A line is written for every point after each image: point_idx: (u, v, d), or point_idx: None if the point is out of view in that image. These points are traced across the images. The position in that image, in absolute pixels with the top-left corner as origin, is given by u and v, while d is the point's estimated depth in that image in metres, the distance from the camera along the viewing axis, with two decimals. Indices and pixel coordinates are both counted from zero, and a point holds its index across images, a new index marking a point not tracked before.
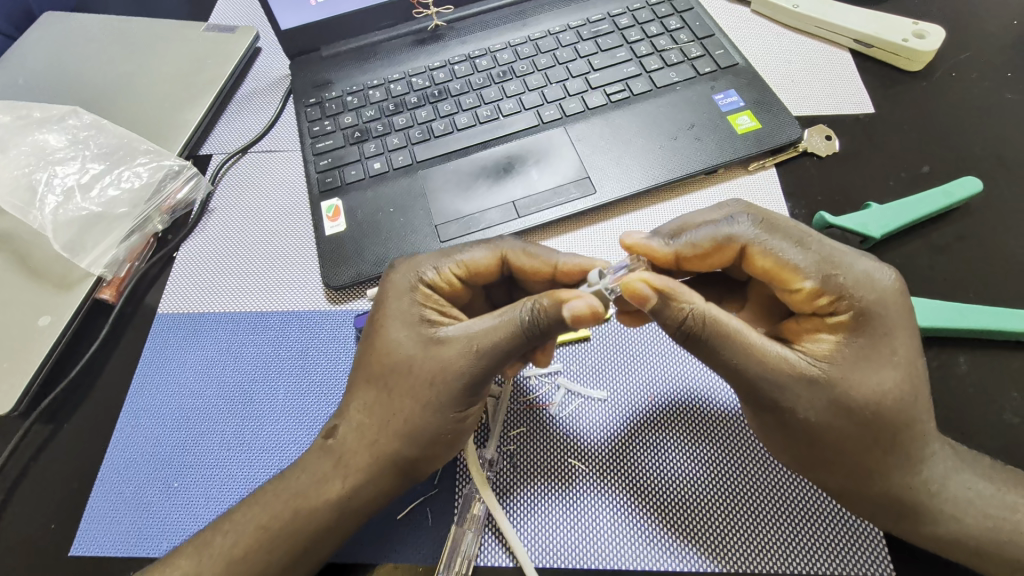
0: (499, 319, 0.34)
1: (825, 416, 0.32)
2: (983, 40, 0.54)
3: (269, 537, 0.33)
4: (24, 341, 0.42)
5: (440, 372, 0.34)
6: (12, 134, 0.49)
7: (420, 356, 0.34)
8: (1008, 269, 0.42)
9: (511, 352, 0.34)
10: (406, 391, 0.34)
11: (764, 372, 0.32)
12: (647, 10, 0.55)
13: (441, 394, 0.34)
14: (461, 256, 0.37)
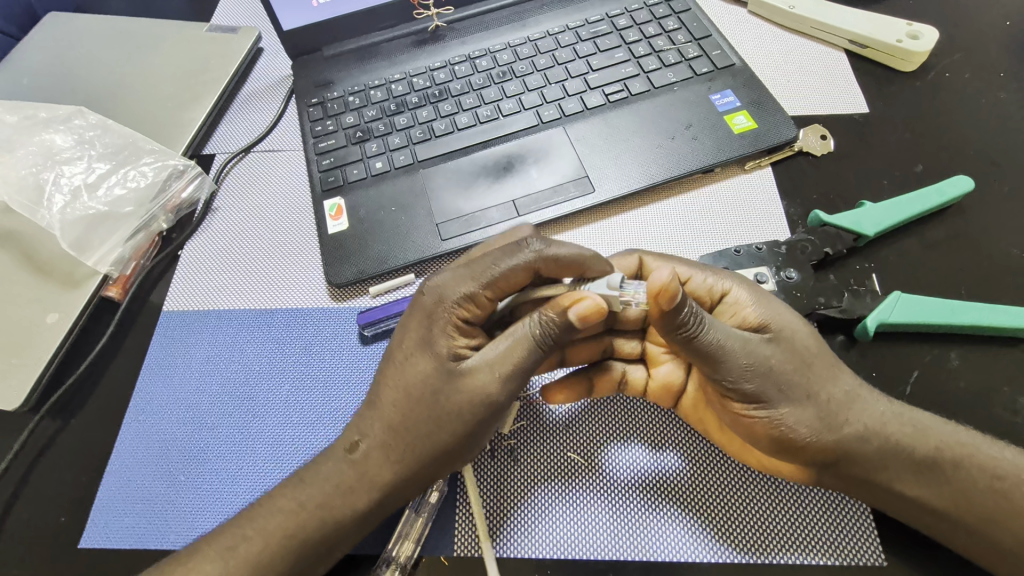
0: (536, 344, 0.34)
1: (788, 358, 0.34)
2: (976, 40, 0.54)
3: (272, 529, 0.33)
4: (34, 339, 0.43)
5: (473, 404, 0.34)
6: (20, 134, 0.50)
7: (450, 393, 0.34)
8: (998, 265, 0.43)
9: (533, 366, 0.35)
10: (437, 423, 0.34)
11: (735, 338, 0.33)
12: (645, 11, 0.56)
13: (463, 421, 0.34)
14: (492, 279, 0.35)
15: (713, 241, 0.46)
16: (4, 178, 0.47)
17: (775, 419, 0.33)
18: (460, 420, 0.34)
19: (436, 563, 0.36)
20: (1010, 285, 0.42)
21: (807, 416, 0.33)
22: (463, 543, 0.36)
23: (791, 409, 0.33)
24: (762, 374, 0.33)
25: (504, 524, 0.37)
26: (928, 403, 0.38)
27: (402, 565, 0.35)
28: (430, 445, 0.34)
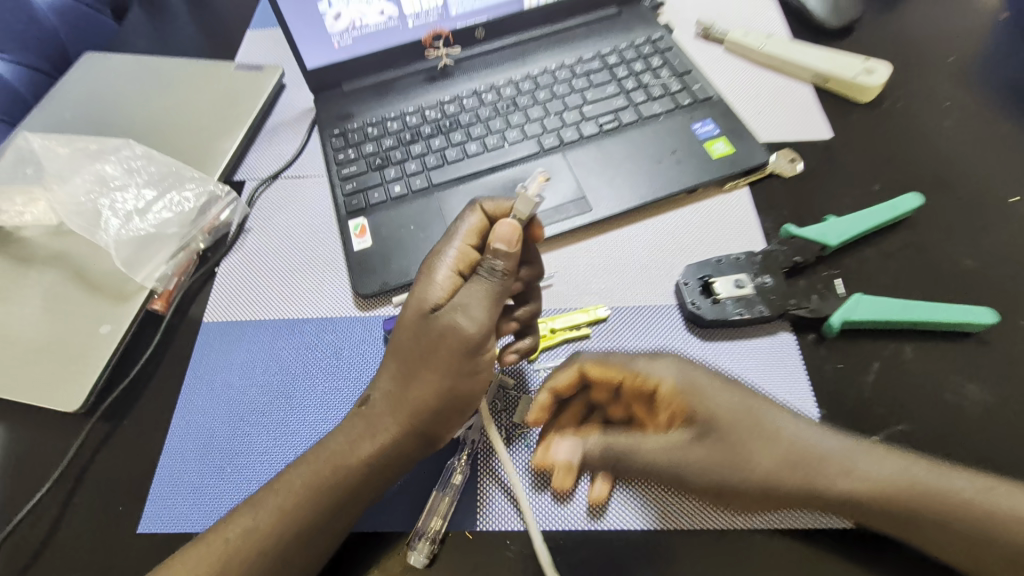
0: (493, 285, 0.37)
1: (744, 416, 0.38)
2: (924, 75, 0.62)
3: (313, 502, 0.37)
4: (89, 348, 0.48)
5: (459, 342, 0.37)
6: (72, 166, 0.54)
7: (437, 338, 0.37)
8: (951, 267, 0.48)
9: (499, 297, 0.38)
10: (433, 367, 0.37)
11: (700, 400, 0.39)
12: (633, 50, 0.62)
13: (453, 357, 0.37)
14: (461, 229, 0.40)
15: (699, 251, 0.52)
16: (60, 204, 0.52)
17: (752, 471, 0.37)
18: (450, 359, 0.37)
19: (461, 537, 0.40)
20: (965, 284, 0.47)
21: (761, 461, 0.37)
22: (484, 519, 0.41)
23: (763, 460, 0.37)
24: (726, 430, 0.38)
25: (518, 502, 0.42)
26: (890, 390, 0.43)
27: (432, 538, 0.39)
28: (421, 397, 0.38)
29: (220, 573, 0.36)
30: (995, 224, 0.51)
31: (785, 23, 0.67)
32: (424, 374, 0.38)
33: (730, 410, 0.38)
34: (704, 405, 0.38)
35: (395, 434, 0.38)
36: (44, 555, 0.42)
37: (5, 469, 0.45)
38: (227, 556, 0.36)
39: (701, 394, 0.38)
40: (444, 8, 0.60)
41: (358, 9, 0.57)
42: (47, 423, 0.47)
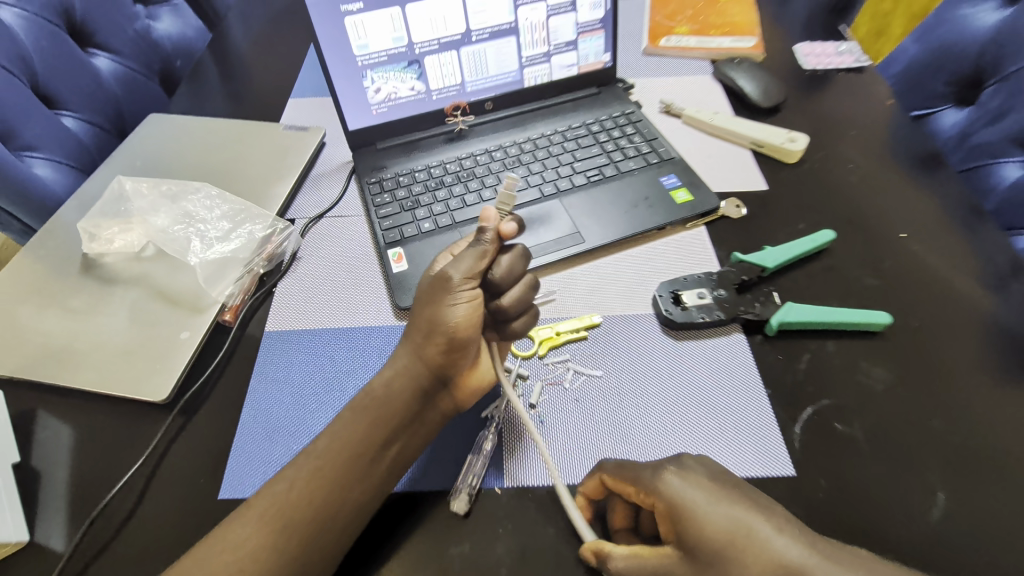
0: (473, 252, 0.50)
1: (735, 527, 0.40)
2: (835, 143, 0.79)
3: (349, 439, 0.48)
4: (173, 350, 0.57)
5: (439, 292, 0.49)
6: (162, 203, 0.67)
7: (429, 292, 0.50)
8: (860, 285, 0.63)
9: (477, 264, 0.50)
10: (425, 314, 0.50)
11: (692, 509, 0.41)
12: (611, 121, 0.79)
13: (436, 306, 0.49)
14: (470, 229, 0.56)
15: (669, 271, 0.65)
16: (153, 234, 0.65)
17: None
18: (435, 308, 0.49)
19: (491, 492, 0.50)
20: (870, 296, 0.62)
21: (749, 570, 0.38)
22: (508, 478, 0.51)
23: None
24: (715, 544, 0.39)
25: (534, 464, 0.51)
26: (817, 374, 0.56)
27: (469, 492, 0.49)
28: (424, 347, 0.50)
29: (280, 499, 0.45)
30: (891, 252, 0.66)
31: (728, 103, 0.85)
32: (423, 325, 0.50)
33: (717, 520, 0.40)
34: (693, 522, 0.40)
35: (406, 380, 0.50)
36: (133, 521, 0.50)
37: (97, 453, 0.54)
38: (298, 495, 0.45)
39: (692, 513, 0.40)
40: (461, 85, 0.77)
41: (393, 85, 0.73)
42: (132, 415, 0.56)
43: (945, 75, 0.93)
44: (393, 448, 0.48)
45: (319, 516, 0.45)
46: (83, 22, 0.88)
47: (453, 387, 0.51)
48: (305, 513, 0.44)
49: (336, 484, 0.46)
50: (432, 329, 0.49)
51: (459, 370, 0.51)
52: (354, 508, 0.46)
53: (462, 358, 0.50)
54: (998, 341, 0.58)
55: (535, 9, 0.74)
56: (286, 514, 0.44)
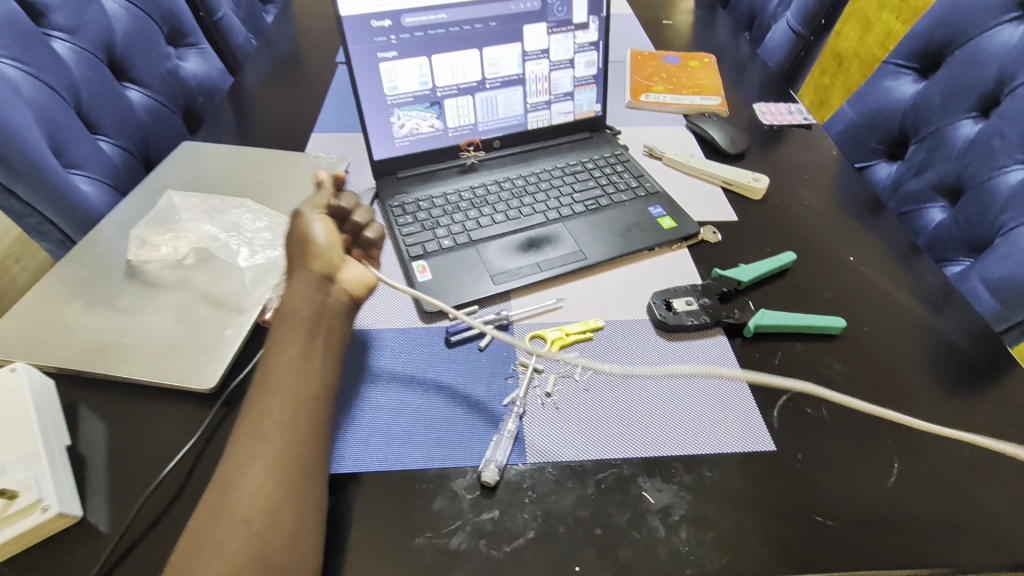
0: (318, 196, 0.63)
1: None
2: (792, 184, 0.93)
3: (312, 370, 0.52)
4: (219, 345, 0.63)
5: (300, 216, 0.60)
6: (208, 215, 0.74)
7: (297, 218, 0.60)
8: (819, 297, 0.74)
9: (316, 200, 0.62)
10: (295, 233, 0.58)
11: None
12: (603, 161, 0.91)
13: (296, 227, 0.59)
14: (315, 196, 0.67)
15: (660, 284, 0.75)
16: (198, 243, 0.71)
17: None
18: (308, 223, 0.59)
19: (516, 466, 0.56)
20: (828, 307, 0.73)
21: None
22: (529, 454, 0.57)
23: None
24: None
25: (551, 442, 0.58)
26: (789, 369, 0.66)
27: (498, 465, 0.55)
28: (304, 260, 0.56)
29: (268, 433, 0.48)
30: (844, 272, 0.78)
31: (700, 150, 0.99)
32: (299, 246, 0.58)
33: None
34: None
35: (302, 289, 0.55)
36: (181, 498, 0.54)
37: (146, 438, 0.57)
38: (269, 417, 0.49)
39: None
40: (474, 124, 0.87)
41: (415, 122, 0.83)
42: (178, 404, 0.60)
43: (878, 134, 1.10)
44: (318, 354, 0.53)
45: (289, 424, 0.49)
46: (122, 58, 0.96)
47: (339, 282, 0.56)
48: (275, 425, 0.48)
49: (290, 396, 0.50)
50: (306, 243, 0.57)
51: (333, 264, 0.57)
52: (313, 410, 0.50)
53: (333, 261, 0.57)
54: (933, 343, 0.69)
55: (540, 64, 0.86)
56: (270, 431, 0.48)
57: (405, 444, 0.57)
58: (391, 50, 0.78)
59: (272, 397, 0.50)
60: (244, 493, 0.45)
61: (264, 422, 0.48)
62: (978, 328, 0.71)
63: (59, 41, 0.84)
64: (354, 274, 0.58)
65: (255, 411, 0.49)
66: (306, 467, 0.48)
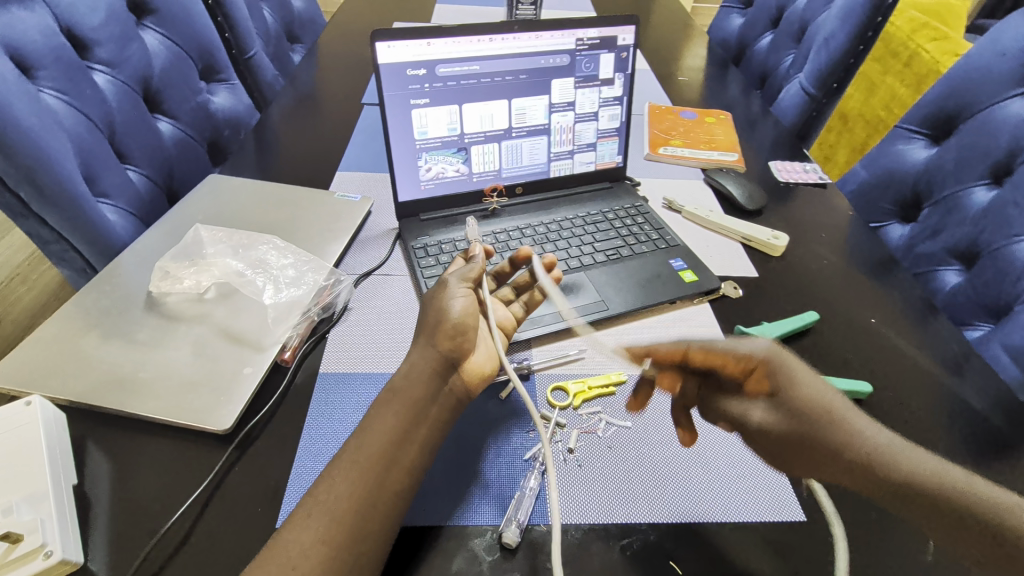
0: (469, 269, 0.65)
1: None
2: (809, 241, 0.94)
3: (410, 453, 0.52)
4: (237, 384, 0.61)
5: (443, 292, 0.62)
6: (233, 250, 0.74)
7: (441, 293, 0.62)
8: (841, 359, 0.73)
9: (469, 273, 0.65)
10: (434, 308, 0.61)
11: None
12: (624, 211, 0.92)
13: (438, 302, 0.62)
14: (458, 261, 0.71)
15: (682, 338, 0.74)
16: (222, 278, 0.71)
17: None
18: (447, 303, 0.61)
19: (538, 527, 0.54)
20: (851, 369, 0.72)
21: None
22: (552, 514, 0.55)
23: None
24: None
25: (576, 502, 0.56)
26: None
27: (519, 524, 0.53)
28: (432, 338, 0.59)
29: (340, 511, 0.48)
30: (865, 333, 0.77)
31: (718, 204, 1.01)
32: (433, 319, 0.60)
33: None
34: None
35: (425, 370, 0.57)
36: (189, 546, 0.51)
37: (153, 480, 0.55)
38: (343, 492, 0.49)
39: None
40: (498, 171, 0.89)
41: (441, 166, 0.85)
42: (191, 444, 0.58)
43: (890, 195, 1.12)
44: (416, 439, 0.53)
45: (361, 511, 0.48)
46: (157, 91, 0.98)
47: (460, 370, 0.59)
48: (349, 505, 0.48)
49: (372, 482, 0.50)
50: (442, 318, 0.60)
51: (461, 350, 0.59)
52: (393, 498, 0.50)
53: (465, 346, 0.59)
54: (960, 411, 0.68)
55: (566, 115, 0.89)
56: (337, 516, 0.48)
57: (424, 498, 0.55)
58: (424, 97, 0.80)
59: (353, 477, 0.50)
60: (295, 560, 0.45)
61: (334, 504, 0.48)
62: (1004, 397, 0.70)
63: (99, 74, 0.86)
64: (479, 360, 0.61)
65: (329, 489, 0.49)
66: (357, 561, 0.47)
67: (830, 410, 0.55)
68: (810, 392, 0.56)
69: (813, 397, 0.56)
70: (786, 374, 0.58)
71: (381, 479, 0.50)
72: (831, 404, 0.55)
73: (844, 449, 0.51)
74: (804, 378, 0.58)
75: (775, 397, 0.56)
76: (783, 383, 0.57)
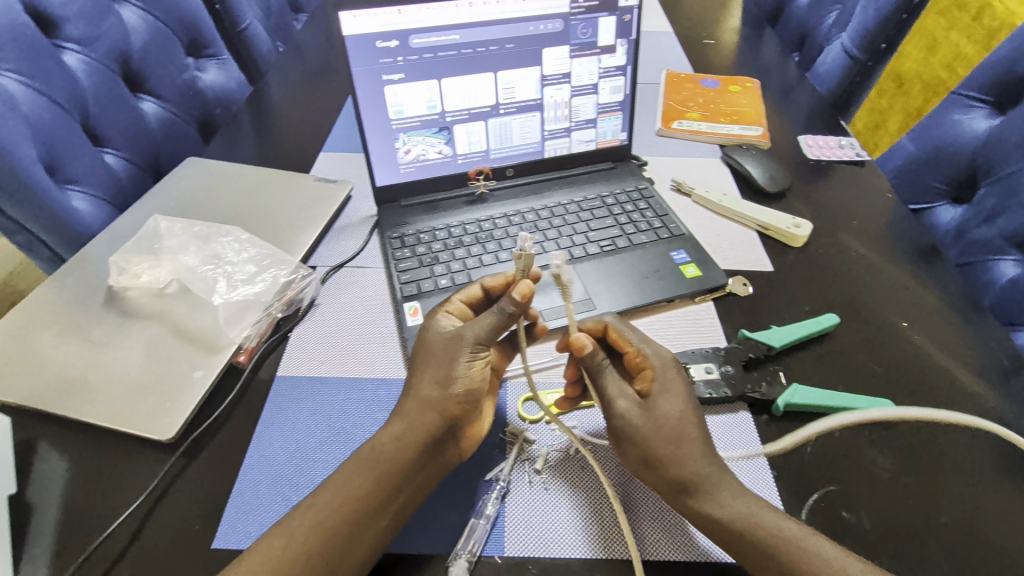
0: (494, 325, 0.52)
1: None
2: (838, 229, 0.83)
3: (376, 520, 0.47)
4: (185, 389, 0.58)
5: (457, 343, 0.53)
6: (197, 243, 0.71)
7: (451, 343, 0.53)
8: (862, 370, 0.64)
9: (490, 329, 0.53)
10: (442, 362, 0.53)
11: None
12: (625, 195, 0.83)
13: (451, 356, 0.52)
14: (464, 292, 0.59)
15: (678, 342, 0.66)
16: (182, 272, 0.67)
17: None
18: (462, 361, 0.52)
19: (492, 559, 0.49)
20: (873, 382, 0.63)
21: None
22: (510, 545, 0.50)
23: None
24: None
25: (538, 532, 0.50)
26: (823, 457, 0.57)
27: (470, 557, 0.48)
28: (436, 399, 0.51)
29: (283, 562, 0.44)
30: (893, 338, 0.67)
31: (735, 186, 0.90)
32: (436, 378, 0.52)
33: None
34: None
35: (420, 436, 0.50)
36: (122, 562, 0.49)
37: (93, 490, 0.53)
38: (298, 545, 0.45)
39: None
40: (485, 151, 0.81)
41: (422, 148, 0.78)
42: (137, 451, 0.56)
43: (941, 174, 0.98)
44: (393, 510, 0.48)
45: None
46: (137, 69, 0.94)
47: (460, 439, 0.52)
48: (297, 562, 0.44)
49: (333, 544, 0.45)
50: (448, 381, 0.52)
51: (467, 416, 0.52)
52: (351, 568, 0.45)
53: (472, 412, 0.53)
54: (999, 436, 0.58)
55: (560, 89, 0.80)
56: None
57: None
58: (398, 72, 0.72)
59: (310, 533, 0.45)
60: None
61: (286, 561, 0.44)
62: None
63: (70, 53, 0.82)
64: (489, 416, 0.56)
65: (285, 540, 0.45)
66: None
67: (676, 454, 0.49)
68: (662, 430, 0.50)
69: (686, 411, 0.51)
70: (671, 381, 0.53)
71: (339, 542, 0.45)
72: (692, 429, 0.50)
73: (682, 474, 0.49)
74: (668, 417, 0.50)
75: (652, 400, 0.51)
76: (662, 388, 0.52)
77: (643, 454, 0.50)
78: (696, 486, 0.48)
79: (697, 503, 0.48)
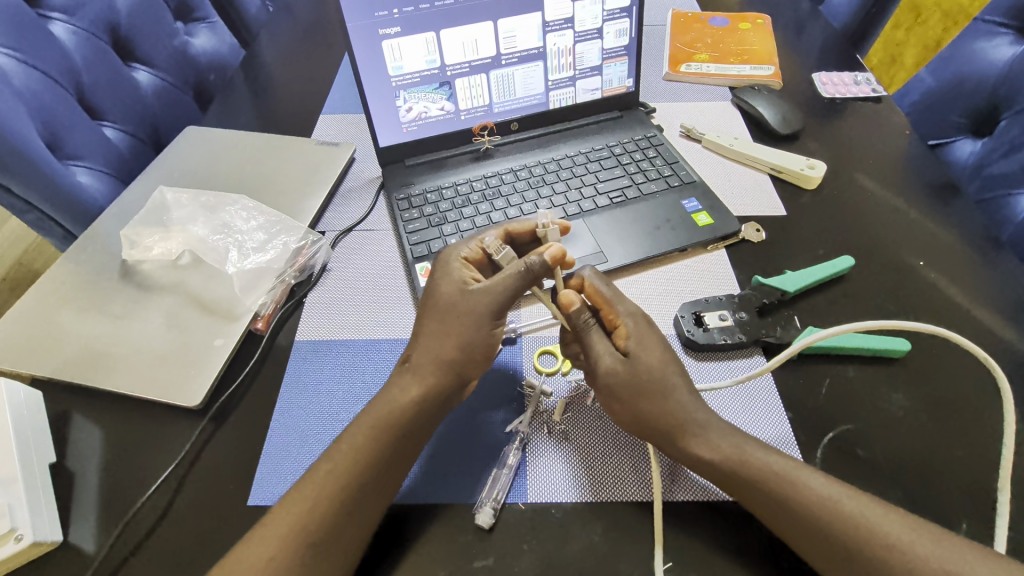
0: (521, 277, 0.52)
1: None
2: (853, 169, 0.81)
3: (389, 467, 0.48)
4: (207, 358, 0.59)
5: (468, 297, 0.53)
6: (205, 213, 0.70)
7: (460, 297, 0.53)
8: (877, 311, 0.64)
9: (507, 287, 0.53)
10: (451, 315, 0.53)
11: None
12: (633, 144, 0.82)
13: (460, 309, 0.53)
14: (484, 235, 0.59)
15: (691, 291, 0.66)
16: (193, 243, 0.67)
17: None
18: (470, 314, 0.52)
19: (514, 507, 0.51)
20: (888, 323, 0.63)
21: None
22: (532, 492, 0.51)
23: None
24: None
25: (558, 479, 0.52)
26: (837, 398, 0.57)
27: (495, 505, 0.50)
28: (442, 349, 0.52)
29: (313, 514, 0.45)
30: (909, 278, 0.67)
31: (746, 129, 0.88)
32: (444, 331, 0.52)
33: None
34: None
35: (426, 384, 0.51)
36: (166, 520, 0.51)
37: (131, 455, 0.55)
38: (325, 498, 0.46)
39: None
40: (488, 106, 0.79)
41: (423, 105, 0.76)
42: (168, 417, 0.57)
43: (960, 107, 0.94)
44: (408, 457, 0.50)
45: (338, 522, 0.45)
46: (126, 38, 0.92)
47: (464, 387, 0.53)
48: (326, 512, 0.45)
49: (355, 491, 0.46)
50: (456, 334, 0.52)
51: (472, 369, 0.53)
52: (371, 515, 0.47)
53: (476, 364, 0.53)
54: (1015, 370, 0.58)
55: (563, 35, 0.76)
56: (309, 521, 0.45)
57: None
58: (394, 26, 0.70)
59: (336, 486, 0.46)
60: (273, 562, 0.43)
61: (314, 514, 0.45)
62: None
63: (57, 23, 0.80)
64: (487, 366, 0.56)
65: (313, 495, 0.46)
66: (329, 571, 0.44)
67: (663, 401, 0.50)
68: (641, 375, 0.51)
69: (665, 358, 0.53)
70: (646, 336, 0.53)
71: (359, 491, 0.47)
72: (670, 371, 0.52)
73: (665, 406, 0.50)
74: (648, 365, 0.51)
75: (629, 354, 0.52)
76: (639, 344, 0.53)
77: (627, 392, 0.51)
78: (682, 424, 0.50)
79: (686, 429, 0.49)
